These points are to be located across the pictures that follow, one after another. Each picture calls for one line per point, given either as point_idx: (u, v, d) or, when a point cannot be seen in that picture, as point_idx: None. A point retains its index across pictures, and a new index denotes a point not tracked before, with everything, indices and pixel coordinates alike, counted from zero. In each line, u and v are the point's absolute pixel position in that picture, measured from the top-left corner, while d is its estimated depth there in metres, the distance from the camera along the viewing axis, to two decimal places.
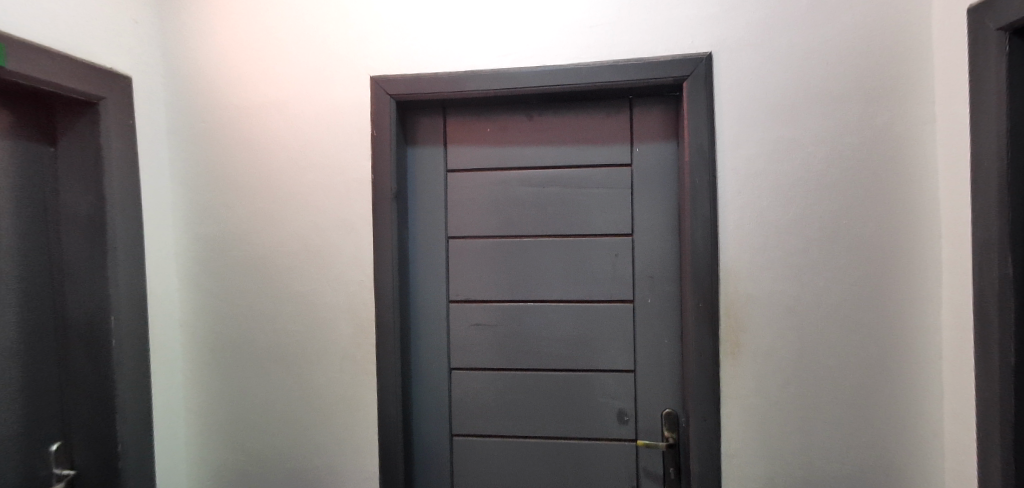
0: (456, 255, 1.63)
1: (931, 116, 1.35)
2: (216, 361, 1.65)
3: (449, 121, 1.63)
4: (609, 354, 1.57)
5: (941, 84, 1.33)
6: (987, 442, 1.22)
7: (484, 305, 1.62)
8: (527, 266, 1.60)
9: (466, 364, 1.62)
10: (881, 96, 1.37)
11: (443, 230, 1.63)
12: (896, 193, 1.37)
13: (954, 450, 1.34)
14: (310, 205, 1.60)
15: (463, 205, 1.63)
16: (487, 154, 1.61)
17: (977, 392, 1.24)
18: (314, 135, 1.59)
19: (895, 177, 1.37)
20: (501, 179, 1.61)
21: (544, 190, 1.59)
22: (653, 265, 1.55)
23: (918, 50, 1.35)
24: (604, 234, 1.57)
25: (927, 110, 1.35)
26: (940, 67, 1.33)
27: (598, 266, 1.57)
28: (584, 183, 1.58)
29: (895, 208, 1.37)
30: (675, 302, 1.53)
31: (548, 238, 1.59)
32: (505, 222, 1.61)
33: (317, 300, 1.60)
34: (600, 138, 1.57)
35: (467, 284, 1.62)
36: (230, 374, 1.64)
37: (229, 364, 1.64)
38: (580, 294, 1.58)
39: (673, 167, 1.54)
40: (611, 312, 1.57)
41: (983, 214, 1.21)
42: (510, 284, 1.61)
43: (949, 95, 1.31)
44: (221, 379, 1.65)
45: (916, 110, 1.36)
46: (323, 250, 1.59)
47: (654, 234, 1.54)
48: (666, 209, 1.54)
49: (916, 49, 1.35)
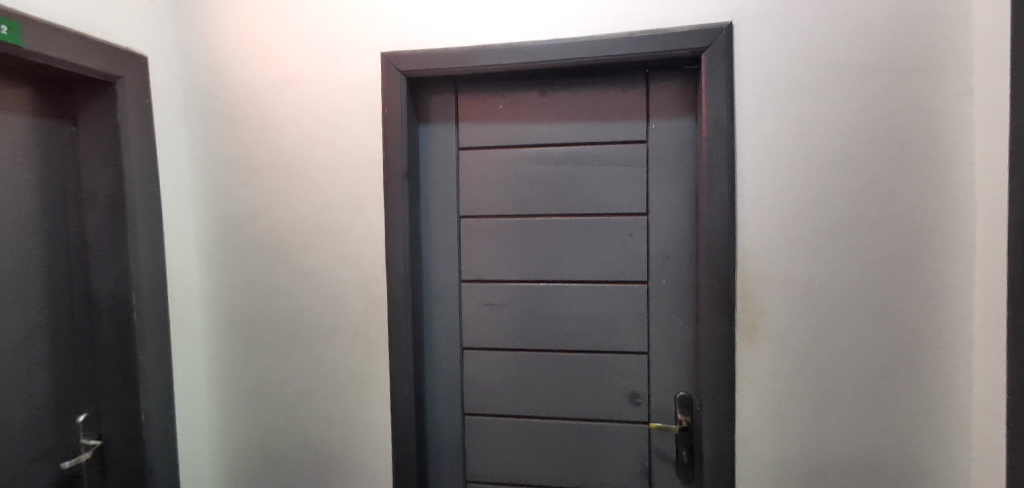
0: (467, 235, 1.62)
1: (968, 89, 1.27)
2: (234, 338, 1.68)
3: (461, 98, 1.60)
4: (621, 335, 1.55)
5: (980, 54, 1.25)
6: (1017, 432, 1.16)
7: (495, 285, 1.61)
8: (539, 246, 1.58)
9: (478, 344, 1.62)
10: (914, 68, 1.29)
11: (455, 210, 1.61)
12: (926, 170, 1.30)
13: (981, 440, 1.28)
14: (323, 184, 1.60)
15: (474, 183, 1.61)
16: (499, 132, 1.59)
17: (1008, 380, 1.18)
18: (327, 114, 1.59)
19: (926, 153, 1.29)
20: (512, 157, 1.59)
21: (557, 169, 1.56)
22: (667, 245, 1.51)
23: (956, 17, 1.27)
24: (618, 214, 1.54)
25: (963, 81, 1.27)
26: (979, 36, 1.25)
27: (612, 246, 1.54)
28: (598, 161, 1.54)
29: (925, 186, 1.30)
30: (690, 283, 1.50)
31: (561, 218, 1.57)
32: (517, 201, 1.59)
33: (331, 278, 1.61)
34: (614, 115, 1.53)
35: (478, 264, 1.61)
36: (247, 351, 1.68)
37: (246, 341, 1.67)
38: (593, 275, 1.56)
39: (690, 144, 1.49)
40: (624, 292, 1.54)
41: (1021, 192, 1.14)
42: (521, 264, 1.59)
43: (988, 66, 1.23)
44: (239, 355, 1.68)
45: (951, 83, 1.28)
46: (336, 229, 1.60)
47: (669, 213, 1.50)
48: (682, 188, 1.49)
49: (954, 17, 1.27)
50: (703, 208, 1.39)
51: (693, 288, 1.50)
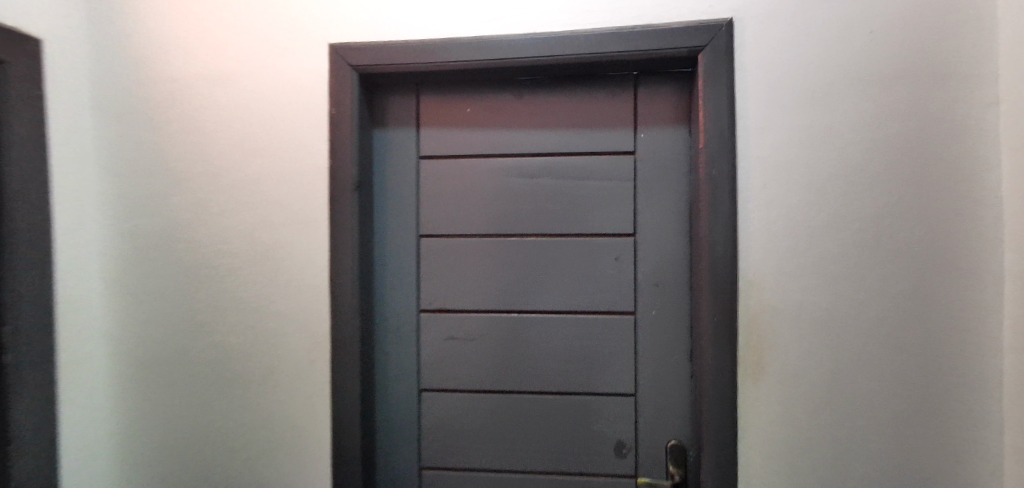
0: (429, 258, 1.39)
1: (995, 99, 1.13)
2: (143, 379, 1.38)
3: (424, 101, 1.39)
4: (607, 375, 1.34)
5: (1008, 60, 1.11)
6: None
7: (461, 316, 1.38)
8: (513, 271, 1.37)
9: (440, 385, 1.39)
10: (934, 75, 1.15)
11: (415, 228, 1.39)
12: (950, 190, 1.15)
13: None
14: (260, 196, 1.35)
15: (438, 197, 1.39)
16: (467, 140, 1.38)
17: None
18: (267, 114, 1.35)
19: (949, 170, 1.15)
20: (482, 169, 1.38)
21: (533, 182, 1.36)
22: (659, 271, 1.32)
23: (980, 20, 1.13)
24: (603, 235, 1.35)
25: (989, 90, 1.13)
26: (1006, 41, 1.12)
27: (596, 272, 1.34)
28: (580, 175, 1.35)
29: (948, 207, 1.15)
30: (685, 315, 1.31)
31: (537, 239, 1.36)
32: (487, 219, 1.38)
33: (265, 307, 1.35)
34: (599, 123, 1.34)
35: (441, 291, 1.39)
36: (160, 395, 1.38)
37: (158, 384, 1.38)
38: (574, 305, 1.35)
39: (684, 157, 1.31)
40: (610, 326, 1.34)
41: None
42: (492, 292, 1.37)
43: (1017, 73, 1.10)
44: (149, 400, 1.38)
45: (976, 92, 1.14)
46: (273, 248, 1.34)
47: (661, 235, 1.32)
48: (676, 207, 1.31)
49: (978, 19, 1.13)
50: (702, 230, 1.21)
51: (688, 321, 1.31)
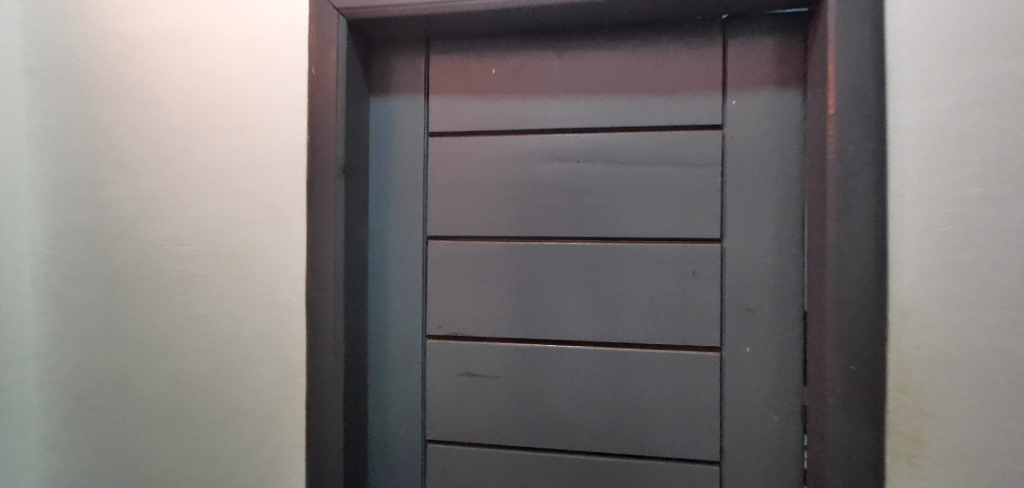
0: (440, 269, 1.05)
1: None
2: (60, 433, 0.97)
3: (435, 61, 1.06)
4: (677, 434, 0.97)
5: None
6: None
7: (481, 347, 1.03)
8: (552, 288, 1.01)
9: (450, 437, 1.04)
10: None
11: (421, 227, 1.05)
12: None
13: None
14: (220, 186, 1.00)
15: (451, 188, 1.05)
16: (491, 111, 1.04)
17: None
18: (233, 77, 1.00)
19: None
20: (511, 150, 1.03)
21: (579, 168, 1.01)
22: (754, 294, 0.94)
23: None
24: (677, 241, 0.98)
25: None
26: None
27: (667, 292, 0.97)
28: (644, 157, 0.99)
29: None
30: (794, 356, 0.93)
31: (586, 245, 1.01)
32: (518, 218, 1.02)
33: (225, 335, 1.00)
34: (672, 86, 0.98)
35: (456, 313, 1.04)
36: (81, 453, 0.98)
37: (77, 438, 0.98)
38: (633, 337, 0.98)
39: (793, 132, 0.93)
40: (685, 368, 0.97)
41: None
42: (523, 316, 1.02)
43: None
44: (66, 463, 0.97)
45: None
46: (237, 255, 1.00)
47: (756, 242, 0.94)
48: (779, 202, 0.94)
49: None
50: (835, 237, 0.81)
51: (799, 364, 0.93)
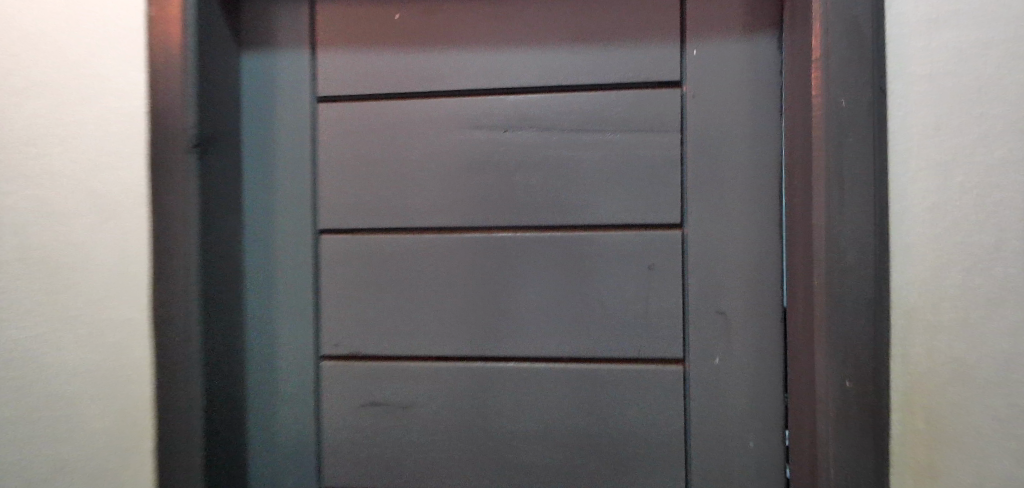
0: (340, 272, 0.83)
1: None
2: None
3: (322, 3, 0.82)
4: (633, 465, 0.78)
5: None
6: None
7: (396, 369, 0.82)
8: (482, 292, 0.80)
9: (354, 481, 0.83)
10: None
11: (311, 217, 0.83)
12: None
13: None
14: (32, 169, 0.76)
15: (352, 170, 0.82)
16: (395, 68, 0.82)
17: None
18: (48, 26, 0.76)
19: None
20: (425, 119, 0.81)
21: (506, 139, 0.80)
22: (724, 291, 0.76)
23: None
24: (634, 228, 0.78)
25: None
26: None
27: (623, 292, 0.78)
28: (586, 125, 0.79)
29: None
30: (776, 367, 0.75)
31: (524, 236, 0.80)
32: (438, 204, 0.81)
33: (51, 366, 0.77)
34: (619, 33, 0.78)
35: (362, 327, 0.82)
36: None
37: None
38: (577, 349, 0.79)
39: (768, 89, 0.75)
40: (647, 387, 0.78)
41: None
42: (445, 327, 0.81)
43: None
44: None
45: None
46: (60, 259, 0.76)
47: (725, 227, 0.76)
48: (752, 177, 0.76)
49: None
50: (835, 216, 0.63)
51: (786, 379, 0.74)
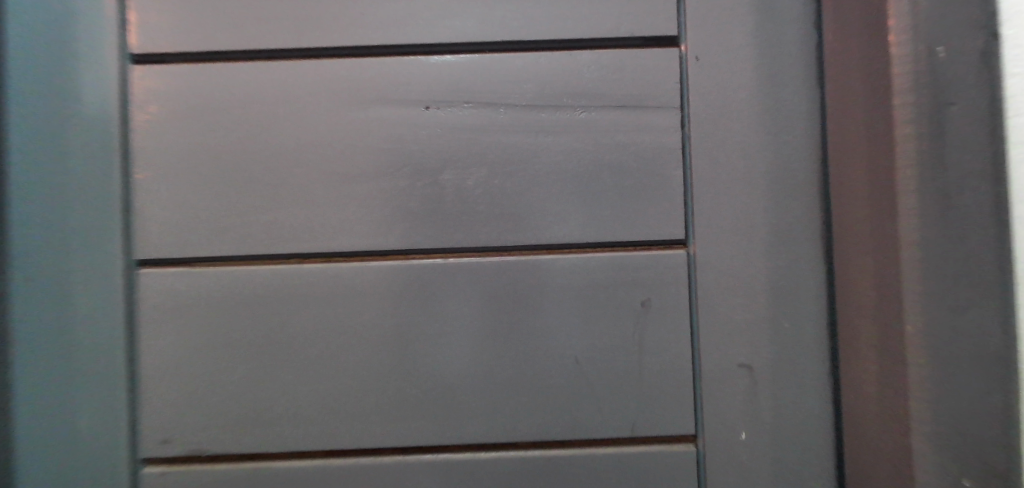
0: (180, 327, 0.53)
1: None
2: None
3: None
4: None
5: None
6: None
7: (266, 472, 0.53)
8: (404, 350, 0.54)
9: None
10: None
11: (120, 240, 0.53)
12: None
13: None
14: None
15: (197, 170, 0.54)
16: (256, 14, 0.54)
17: None
18: None
19: None
20: (310, 90, 0.54)
21: (427, 121, 0.54)
22: (747, 337, 0.53)
23: None
24: (616, 248, 0.54)
25: None
26: None
27: (603, 341, 0.53)
28: (544, 100, 0.54)
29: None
30: (833, 443, 0.52)
31: (466, 263, 0.54)
32: (335, 218, 0.54)
33: None
34: None
35: (210, 409, 0.53)
36: None
37: None
38: (540, 428, 0.53)
39: (796, 51, 0.53)
40: (655, 480, 0.53)
41: None
42: (351, 404, 0.53)
43: None
44: None
45: None
46: None
47: (744, 245, 0.53)
48: (779, 174, 0.53)
49: None
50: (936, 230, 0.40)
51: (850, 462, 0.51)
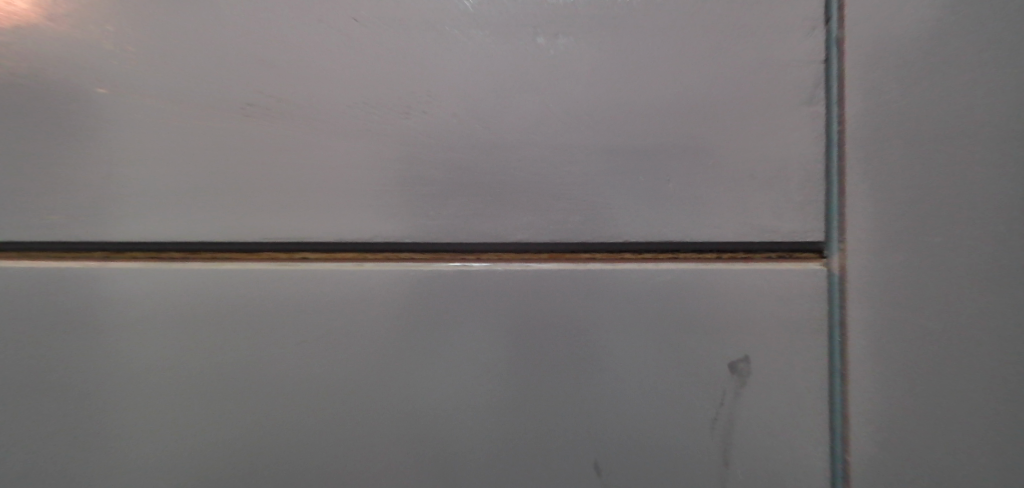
0: (280, 313, 0.64)
1: None
2: None
3: None
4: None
5: None
6: None
7: (281, 429, 0.64)
8: (409, 337, 0.64)
9: None
10: None
11: None
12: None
13: None
14: None
15: (301, 181, 0.63)
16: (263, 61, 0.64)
17: None
18: None
19: None
20: (375, 115, 0.63)
21: (421, 150, 0.63)
22: (695, 338, 0.63)
23: None
24: (588, 259, 0.64)
25: None
26: None
27: (572, 335, 0.63)
28: (526, 134, 0.63)
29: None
30: (767, 423, 0.63)
31: (517, 266, 0.63)
32: (417, 223, 0.64)
33: None
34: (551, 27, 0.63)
35: (232, 380, 0.64)
36: None
37: None
38: (516, 401, 0.63)
39: (743, 102, 0.62)
40: (618, 446, 0.63)
41: None
42: (423, 383, 0.63)
43: None
44: None
45: None
46: None
47: (691, 265, 0.64)
48: (721, 207, 0.63)
49: None
50: None
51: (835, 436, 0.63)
